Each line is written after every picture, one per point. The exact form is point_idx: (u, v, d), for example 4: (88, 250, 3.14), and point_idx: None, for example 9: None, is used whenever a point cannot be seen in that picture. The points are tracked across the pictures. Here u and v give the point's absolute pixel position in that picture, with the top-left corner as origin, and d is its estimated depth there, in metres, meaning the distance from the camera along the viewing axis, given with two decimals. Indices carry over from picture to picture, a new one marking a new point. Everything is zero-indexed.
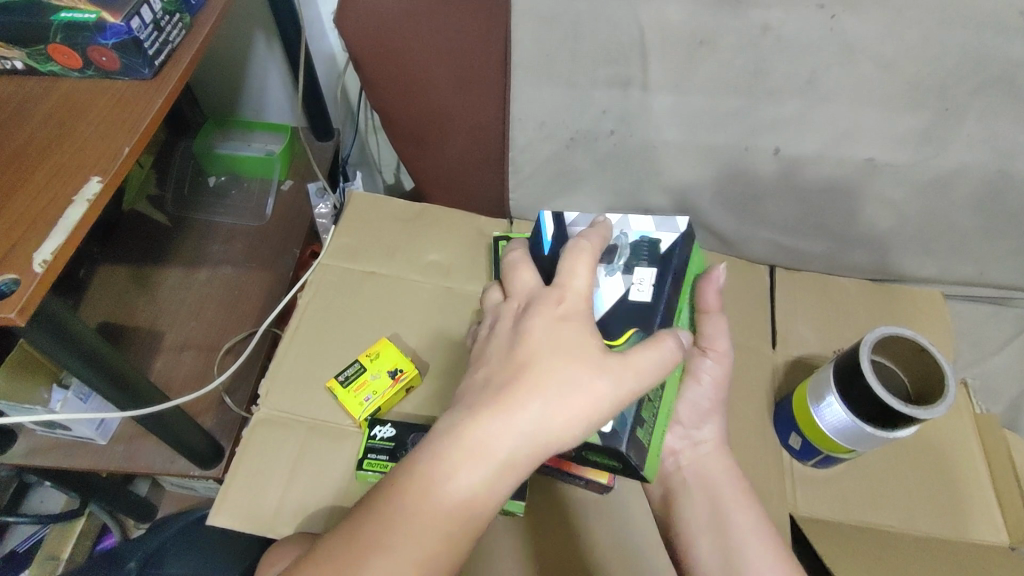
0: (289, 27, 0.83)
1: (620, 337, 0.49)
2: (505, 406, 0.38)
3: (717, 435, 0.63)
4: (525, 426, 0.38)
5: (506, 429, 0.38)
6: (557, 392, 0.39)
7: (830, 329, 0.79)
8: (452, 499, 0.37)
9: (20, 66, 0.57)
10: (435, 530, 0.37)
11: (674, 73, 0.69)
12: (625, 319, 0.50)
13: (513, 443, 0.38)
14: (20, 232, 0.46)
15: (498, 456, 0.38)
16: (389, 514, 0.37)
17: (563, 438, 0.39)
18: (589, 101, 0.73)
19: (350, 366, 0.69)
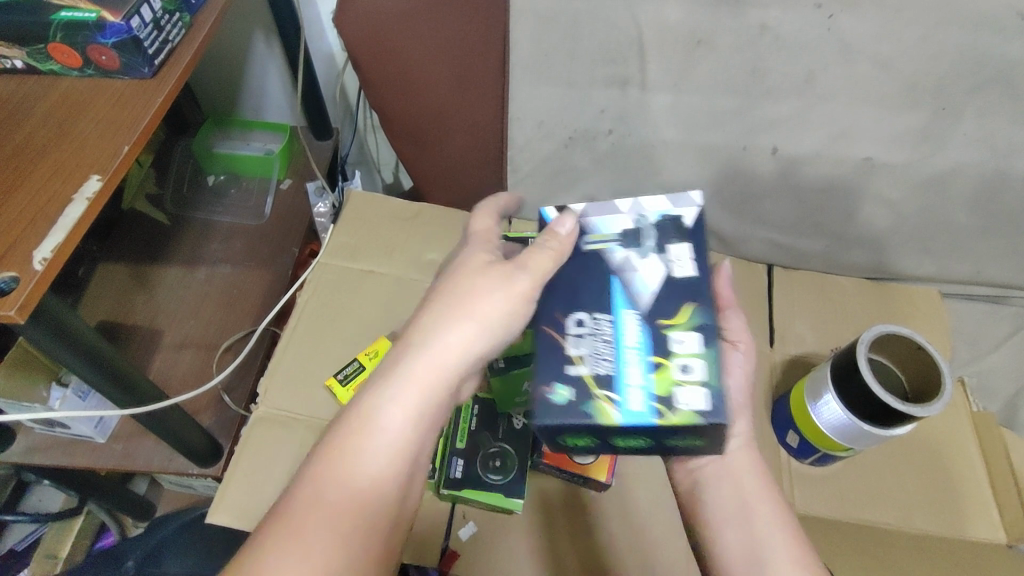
0: (289, 27, 0.83)
1: (680, 315, 0.46)
2: (406, 353, 0.46)
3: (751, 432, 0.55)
4: (428, 360, 0.45)
5: (424, 357, 0.45)
6: (448, 319, 0.46)
7: (828, 327, 0.79)
8: (385, 432, 0.44)
9: (20, 65, 0.57)
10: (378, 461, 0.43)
11: (673, 72, 0.69)
12: (683, 299, 0.46)
13: (420, 377, 0.45)
14: (20, 230, 0.46)
15: (419, 379, 0.45)
16: (333, 469, 0.42)
17: (465, 349, 0.46)
18: (588, 100, 0.73)
19: (349, 365, 0.69)
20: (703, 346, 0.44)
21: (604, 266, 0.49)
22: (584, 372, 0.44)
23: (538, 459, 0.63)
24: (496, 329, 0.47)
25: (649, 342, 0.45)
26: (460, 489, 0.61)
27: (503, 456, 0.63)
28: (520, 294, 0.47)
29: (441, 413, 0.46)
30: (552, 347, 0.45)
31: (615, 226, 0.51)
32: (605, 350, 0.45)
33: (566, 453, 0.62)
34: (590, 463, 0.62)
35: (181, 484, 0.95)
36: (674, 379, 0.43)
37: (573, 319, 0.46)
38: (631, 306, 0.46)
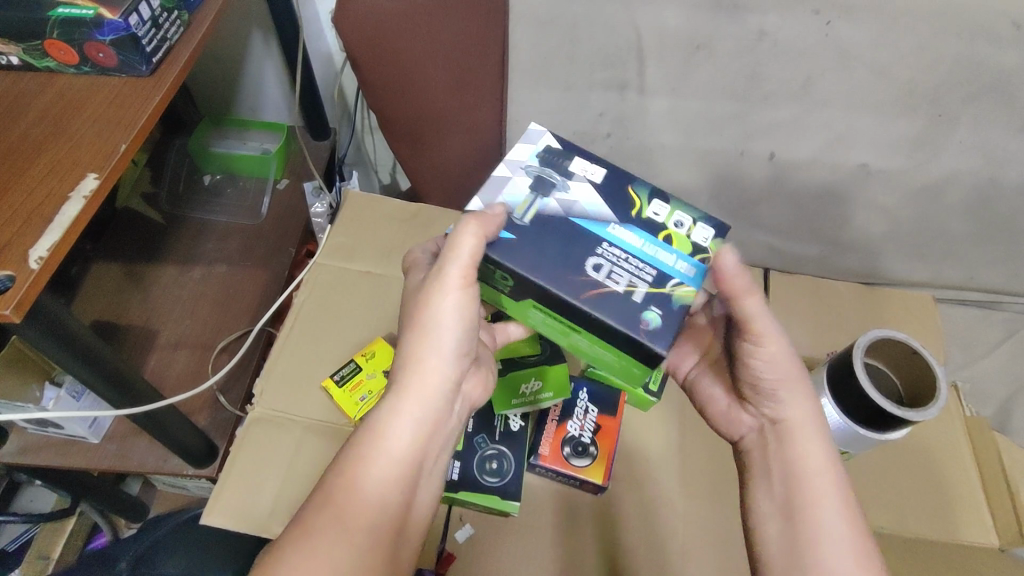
0: (286, 26, 0.83)
1: (633, 202, 0.50)
2: (396, 374, 0.49)
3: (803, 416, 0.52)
4: (417, 375, 0.48)
5: (423, 373, 0.48)
6: (419, 331, 0.49)
7: (824, 332, 0.79)
8: (397, 438, 0.46)
9: (16, 62, 0.56)
10: (389, 467, 0.46)
11: (672, 76, 0.70)
12: (623, 189, 0.51)
13: (412, 392, 0.48)
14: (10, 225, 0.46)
15: (425, 393, 0.48)
16: (351, 461, 0.45)
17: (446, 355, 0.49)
18: (587, 104, 0.74)
19: (346, 366, 0.69)
20: (665, 203, 0.51)
21: (561, 218, 0.48)
22: (645, 287, 0.46)
23: (535, 461, 0.62)
24: (459, 327, 0.49)
25: (646, 230, 0.49)
26: (456, 490, 0.60)
27: (499, 457, 0.63)
28: (456, 287, 0.48)
29: (441, 421, 0.50)
30: (606, 298, 0.45)
31: (521, 189, 0.50)
32: (633, 262, 0.47)
33: (564, 453, 0.63)
34: (587, 463, 0.63)
35: (175, 484, 0.94)
36: (686, 236, 0.49)
37: (590, 268, 0.46)
38: (606, 221, 0.49)
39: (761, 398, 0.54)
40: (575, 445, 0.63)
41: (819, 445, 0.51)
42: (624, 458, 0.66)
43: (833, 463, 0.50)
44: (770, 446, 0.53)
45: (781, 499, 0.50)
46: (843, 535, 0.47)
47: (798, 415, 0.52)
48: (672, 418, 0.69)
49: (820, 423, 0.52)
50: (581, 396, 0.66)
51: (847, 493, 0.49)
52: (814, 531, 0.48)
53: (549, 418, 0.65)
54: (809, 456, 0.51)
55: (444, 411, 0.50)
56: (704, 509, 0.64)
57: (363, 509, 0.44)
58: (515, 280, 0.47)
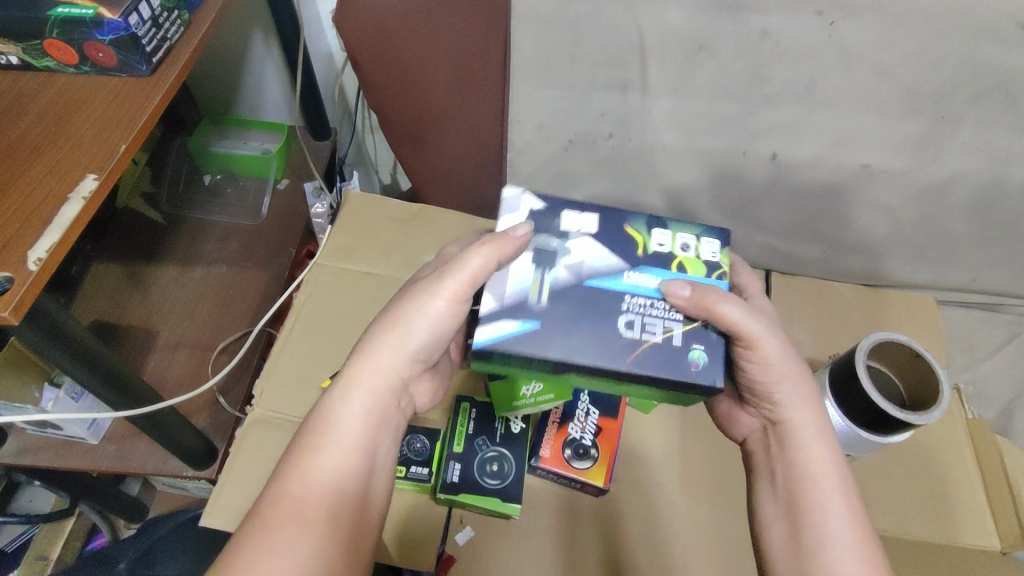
0: (287, 26, 0.83)
1: (635, 238, 0.50)
2: (353, 361, 0.49)
3: (809, 420, 0.52)
4: (372, 364, 0.48)
5: (379, 365, 0.48)
6: (384, 328, 0.49)
7: (826, 333, 0.79)
8: (349, 428, 0.46)
9: (16, 61, 0.56)
10: (339, 455, 0.45)
11: (674, 77, 0.70)
12: (621, 229, 0.50)
13: (365, 382, 0.48)
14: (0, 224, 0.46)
15: (376, 384, 0.48)
16: (303, 450, 0.45)
17: (404, 350, 0.49)
18: (588, 103, 0.73)
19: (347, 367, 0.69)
20: (664, 229, 0.50)
21: (578, 288, 0.47)
22: (680, 326, 0.47)
23: (536, 463, 0.62)
24: (430, 331, 0.49)
25: (658, 266, 0.49)
26: (456, 492, 0.60)
27: (500, 459, 0.62)
28: (447, 295, 0.47)
29: (389, 417, 0.49)
30: (650, 352, 0.46)
31: (526, 271, 0.48)
32: (659, 305, 0.47)
33: (565, 456, 0.62)
34: (588, 466, 0.62)
35: (175, 485, 0.94)
36: (696, 258, 0.49)
37: (625, 328, 0.46)
38: (619, 272, 0.48)
39: (760, 401, 0.53)
40: (576, 447, 0.63)
41: (824, 447, 0.51)
42: (626, 460, 0.66)
43: (835, 465, 0.50)
44: (773, 449, 0.53)
45: (786, 503, 0.50)
46: (848, 537, 0.47)
47: (801, 418, 0.52)
48: (673, 420, 0.69)
49: (821, 425, 0.52)
50: (581, 399, 0.66)
51: (850, 495, 0.49)
52: (820, 535, 0.47)
53: (549, 421, 0.65)
54: (812, 458, 0.50)
55: (394, 406, 0.50)
56: (706, 512, 0.63)
57: (315, 503, 0.43)
58: (554, 366, 0.46)
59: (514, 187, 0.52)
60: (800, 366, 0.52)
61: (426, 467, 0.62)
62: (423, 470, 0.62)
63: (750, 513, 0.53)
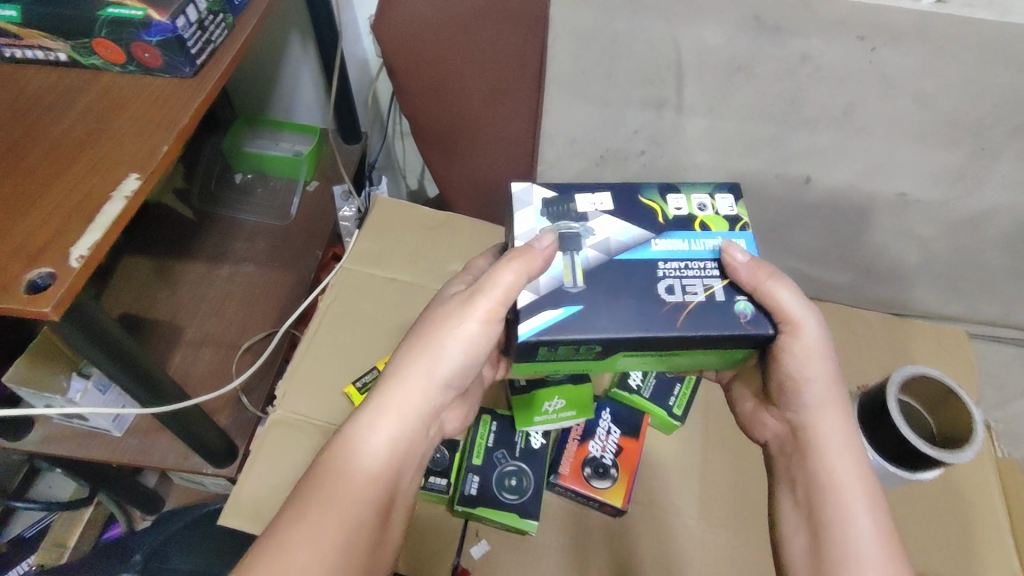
0: (326, 32, 0.84)
1: (652, 207, 0.51)
2: (384, 384, 0.48)
3: (841, 428, 0.51)
4: (405, 392, 0.48)
5: (411, 392, 0.48)
6: (416, 349, 0.48)
7: (855, 363, 0.77)
8: (373, 457, 0.46)
9: (63, 58, 0.56)
10: (360, 485, 0.45)
11: (710, 97, 0.70)
12: (637, 203, 0.51)
13: (395, 411, 0.47)
14: (16, 219, 0.45)
15: (406, 415, 0.48)
16: (326, 476, 0.45)
17: (434, 380, 0.48)
18: (623, 120, 0.74)
19: (369, 373, 0.69)
20: (677, 194, 0.51)
21: (611, 264, 0.47)
22: (718, 282, 0.47)
23: (554, 480, 0.62)
24: (461, 357, 0.48)
25: (683, 229, 0.50)
26: (474, 506, 0.60)
27: (519, 474, 0.62)
28: (482, 318, 0.46)
29: (418, 445, 0.49)
30: (699, 311, 0.45)
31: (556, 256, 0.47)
32: (694, 265, 0.48)
33: (584, 474, 0.62)
34: (607, 486, 0.62)
35: (192, 480, 0.94)
36: (716, 216, 0.50)
37: (666, 291, 0.46)
38: (646, 242, 0.48)
39: (789, 406, 0.52)
40: (595, 466, 0.63)
41: (851, 459, 0.50)
42: (646, 481, 0.65)
43: (863, 476, 0.49)
44: (796, 456, 0.53)
45: (808, 513, 0.50)
46: (873, 551, 0.46)
47: (830, 425, 0.51)
48: (695, 444, 0.68)
49: (848, 434, 0.51)
50: (603, 416, 0.66)
51: (878, 510, 0.47)
52: (843, 549, 0.46)
53: (571, 437, 0.64)
54: (835, 467, 0.49)
55: (423, 434, 0.49)
56: (726, 539, 0.62)
57: (328, 530, 0.43)
58: (603, 346, 0.44)
59: (521, 183, 0.52)
60: (835, 367, 0.51)
61: (443, 478, 0.61)
62: (441, 481, 0.61)
63: (772, 522, 0.53)
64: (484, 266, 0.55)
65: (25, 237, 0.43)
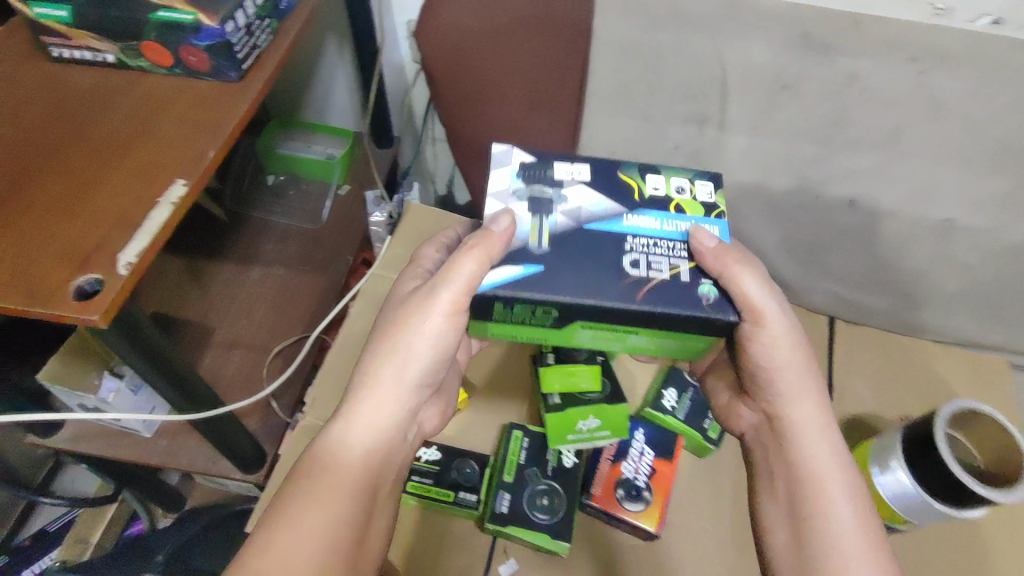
0: (365, 37, 0.84)
1: (629, 182, 0.50)
2: (355, 389, 0.50)
3: (813, 414, 0.53)
4: (376, 394, 0.50)
5: (380, 394, 0.50)
6: (383, 353, 0.50)
7: (894, 391, 0.75)
8: (349, 458, 0.48)
9: (110, 60, 0.55)
10: (339, 488, 0.47)
11: (753, 115, 0.69)
12: (615, 178, 0.50)
13: (366, 413, 0.49)
14: (54, 221, 0.44)
15: (375, 413, 0.50)
16: (304, 483, 0.47)
17: (402, 381, 0.50)
18: (664, 135, 0.73)
19: None
20: (657, 175, 0.51)
21: (578, 232, 0.47)
22: (686, 263, 0.47)
23: (586, 501, 0.61)
24: (431, 353, 0.50)
25: (656, 208, 0.49)
26: (504, 524, 0.59)
27: (551, 493, 0.61)
28: (442, 312, 0.48)
29: (393, 444, 0.51)
30: (660, 288, 0.45)
31: (525, 215, 0.48)
32: (663, 244, 0.47)
33: (617, 496, 0.61)
34: (640, 509, 0.61)
35: (216, 481, 0.93)
36: (692, 200, 0.50)
37: (629, 263, 0.46)
38: (617, 216, 0.48)
39: (762, 393, 0.54)
40: (628, 488, 0.61)
41: (824, 445, 0.52)
42: (680, 506, 0.64)
43: (837, 462, 0.51)
44: (772, 444, 0.54)
45: (788, 499, 0.51)
46: (854, 536, 0.48)
47: (803, 412, 0.53)
48: (730, 470, 0.66)
49: (821, 418, 0.53)
50: (636, 437, 0.65)
51: (856, 495, 0.49)
52: (825, 535, 0.48)
53: (604, 457, 0.64)
54: (812, 453, 0.52)
55: (398, 433, 0.51)
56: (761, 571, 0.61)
57: (314, 526, 0.45)
58: (560, 309, 0.45)
59: (504, 145, 0.52)
60: (805, 354, 0.53)
61: (474, 494, 0.61)
62: (472, 497, 0.61)
63: (752, 513, 0.54)
64: (436, 260, 0.55)
65: (63, 241, 0.43)
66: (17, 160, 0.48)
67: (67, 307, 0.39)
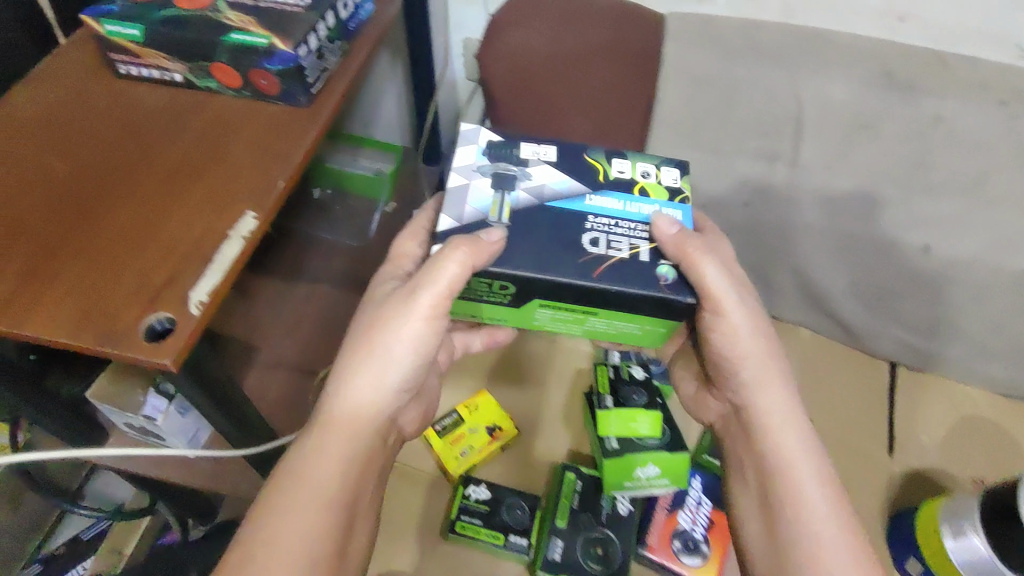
0: (424, 56, 0.82)
1: (595, 165, 0.46)
2: (327, 400, 0.46)
3: (785, 404, 0.48)
4: (349, 402, 0.45)
5: (353, 401, 0.45)
6: (357, 362, 0.45)
7: (960, 445, 0.72)
8: (324, 476, 0.43)
9: (179, 79, 0.54)
10: (315, 509, 0.42)
11: (830, 153, 0.67)
12: (579, 158, 0.47)
13: (340, 425, 0.45)
14: (130, 254, 0.43)
15: (349, 423, 0.45)
16: (275, 505, 0.42)
17: (378, 387, 0.46)
18: (731, 169, 0.70)
19: (448, 416, 0.67)
20: (624, 158, 0.47)
21: (540, 211, 0.43)
22: (647, 243, 0.42)
23: (641, 550, 0.59)
24: (411, 356, 0.46)
25: (620, 190, 0.45)
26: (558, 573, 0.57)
27: (605, 543, 0.58)
28: (423, 316, 0.44)
29: (373, 456, 0.47)
30: (619, 268, 0.41)
31: (487, 190, 0.44)
32: (624, 224, 0.43)
33: (673, 548, 0.59)
34: (698, 562, 0.58)
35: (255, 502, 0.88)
36: (658, 184, 0.46)
37: (588, 242, 0.42)
38: (581, 196, 0.44)
39: (726, 381, 0.50)
40: (685, 540, 0.59)
41: (796, 436, 0.47)
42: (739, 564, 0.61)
43: (807, 450, 0.47)
44: (740, 434, 0.50)
45: (758, 491, 0.47)
46: (830, 531, 0.43)
47: (768, 402, 0.48)
48: None
49: (791, 407, 0.48)
50: (693, 486, 0.63)
51: (826, 485, 0.45)
52: (796, 529, 0.44)
53: (659, 505, 0.61)
54: (780, 444, 0.47)
55: (376, 445, 0.47)
56: None
57: (290, 555, 0.40)
58: (518, 286, 0.41)
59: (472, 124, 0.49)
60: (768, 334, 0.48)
61: (525, 538, 0.59)
62: (522, 541, 0.59)
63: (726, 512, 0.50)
64: (415, 257, 0.49)
65: (135, 274, 0.42)
66: (81, 188, 0.47)
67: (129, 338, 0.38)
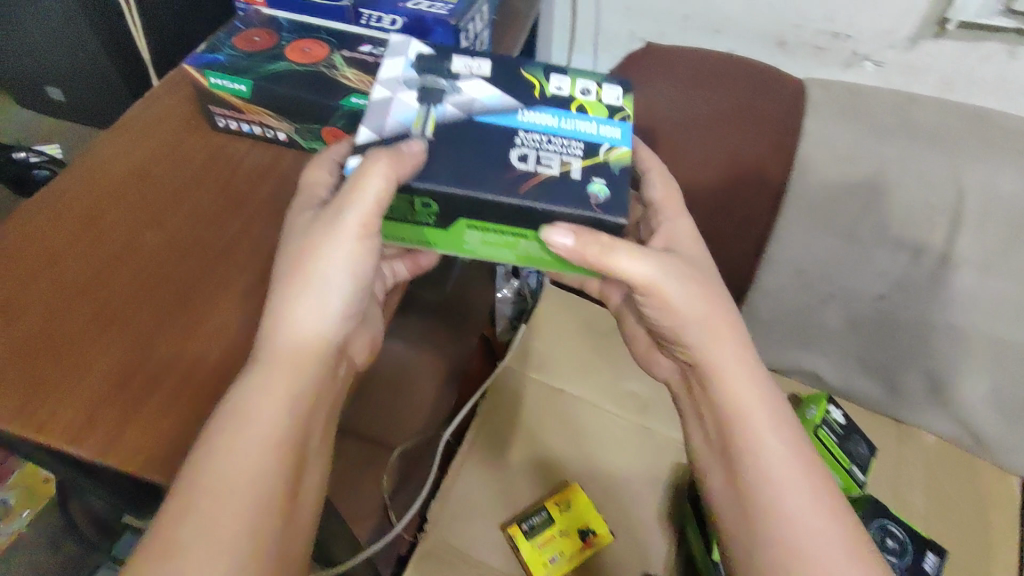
0: None
1: (532, 82, 0.40)
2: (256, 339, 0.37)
3: (731, 362, 0.40)
4: (281, 336, 0.36)
5: (283, 333, 0.36)
6: (288, 291, 0.36)
7: None
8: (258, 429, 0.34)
9: (282, 137, 0.48)
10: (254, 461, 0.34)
11: (988, 250, 0.59)
12: (514, 73, 0.40)
13: (276, 364, 0.36)
14: (233, 363, 0.38)
15: (283, 360, 0.36)
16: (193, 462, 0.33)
17: (320, 318, 0.37)
18: (869, 261, 0.63)
19: (536, 512, 0.58)
20: (563, 74, 0.41)
21: (468, 124, 0.37)
22: (579, 160, 0.36)
23: None
24: (352, 279, 0.37)
25: (556, 108, 0.39)
26: None
27: None
28: (354, 236, 0.35)
29: (322, 394, 0.38)
30: (548, 186, 0.35)
31: (412, 103, 0.38)
32: (557, 141, 0.37)
33: None
34: None
35: None
36: (597, 101, 0.39)
37: (516, 159, 0.36)
38: (513, 111, 0.38)
39: (671, 342, 0.42)
40: None
41: (752, 386, 0.40)
42: None
43: (765, 401, 0.40)
44: (698, 391, 0.43)
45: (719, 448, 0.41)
46: (803, 504, 0.37)
47: (723, 367, 0.40)
48: None
49: (743, 357, 0.41)
50: None
51: (784, 431, 0.39)
52: (760, 494, 0.38)
53: None
54: (733, 399, 0.40)
55: (327, 378, 0.38)
56: None
57: (240, 503, 0.32)
58: (439, 202, 0.35)
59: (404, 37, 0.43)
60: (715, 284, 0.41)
61: None
62: None
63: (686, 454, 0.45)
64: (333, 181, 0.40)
65: None
66: (172, 256, 0.42)
67: (231, 396, 0.34)
